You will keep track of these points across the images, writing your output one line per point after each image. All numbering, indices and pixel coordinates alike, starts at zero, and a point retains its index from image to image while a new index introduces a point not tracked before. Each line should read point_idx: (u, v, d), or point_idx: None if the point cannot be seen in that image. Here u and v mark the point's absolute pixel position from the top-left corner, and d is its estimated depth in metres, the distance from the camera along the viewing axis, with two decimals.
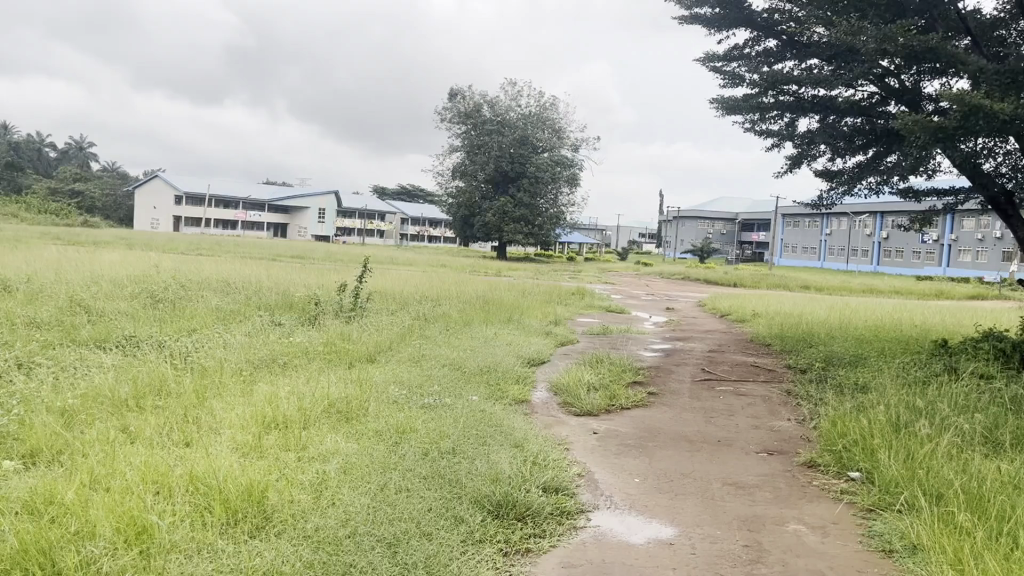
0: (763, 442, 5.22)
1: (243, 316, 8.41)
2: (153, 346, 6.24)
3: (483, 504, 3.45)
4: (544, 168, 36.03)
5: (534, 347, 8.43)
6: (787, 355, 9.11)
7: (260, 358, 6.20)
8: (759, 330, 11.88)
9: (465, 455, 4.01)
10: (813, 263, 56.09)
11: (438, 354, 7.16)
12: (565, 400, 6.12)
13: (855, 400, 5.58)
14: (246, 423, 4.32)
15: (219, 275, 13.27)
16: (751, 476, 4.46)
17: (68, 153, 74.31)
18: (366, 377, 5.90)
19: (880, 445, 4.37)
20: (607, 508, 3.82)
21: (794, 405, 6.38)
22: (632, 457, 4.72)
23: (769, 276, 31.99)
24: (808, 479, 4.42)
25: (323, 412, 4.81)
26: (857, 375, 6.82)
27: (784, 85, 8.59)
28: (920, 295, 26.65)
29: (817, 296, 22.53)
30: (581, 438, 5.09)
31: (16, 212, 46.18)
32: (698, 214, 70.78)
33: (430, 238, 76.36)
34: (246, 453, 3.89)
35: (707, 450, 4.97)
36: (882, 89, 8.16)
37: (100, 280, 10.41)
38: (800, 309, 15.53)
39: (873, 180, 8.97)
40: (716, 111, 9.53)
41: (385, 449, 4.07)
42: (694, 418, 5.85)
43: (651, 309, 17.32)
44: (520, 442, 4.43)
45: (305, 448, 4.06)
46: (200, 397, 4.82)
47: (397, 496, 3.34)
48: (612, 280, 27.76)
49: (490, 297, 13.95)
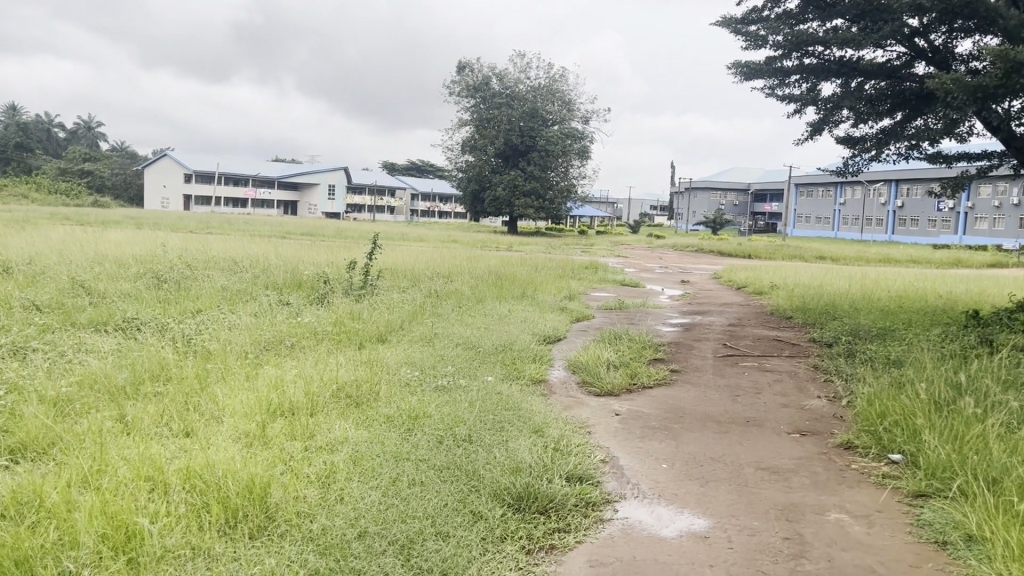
0: (794, 421, 4.96)
1: (249, 295, 8.18)
2: (155, 328, 6.03)
3: (503, 497, 3.19)
4: (554, 141, 35.59)
5: (549, 324, 8.19)
6: (811, 328, 8.82)
7: (266, 340, 5.97)
8: (779, 302, 11.57)
9: (481, 442, 3.76)
10: (827, 233, 55.44)
11: (451, 333, 6.91)
12: (584, 379, 5.88)
13: (890, 376, 5.30)
14: (251, 409, 4.10)
15: (228, 254, 13.06)
16: (785, 459, 4.19)
17: (78, 132, 73.96)
18: (377, 358, 5.67)
19: (924, 425, 4.09)
20: (634, 497, 3.56)
21: (823, 381, 6.11)
22: (658, 440, 4.46)
23: (783, 247, 31.58)
24: (845, 462, 4.16)
25: (331, 396, 4.57)
26: (888, 348, 6.54)
27: (809, 47, 8.22)
28: (939, 264, 26.14)
29: (834, 267, 22.11)
30: (602, 420, 4.84)
31: (27, 193, 46.15)
32: (710, 185, 70.08)
33: (440, 214, 75.91)
34: (249, 443, 3.66)
35: (737, 432, 4.71)
36: (911, 48, 7.81)
37: (104, 261, 10.21)
38: (819, 281, 15.15)
39: (901, 147, 8.63)
40: (735, 76, 9.18)
41: (398, 437, 3.83)
42: (719, 397, 5.59)
43: (665, 282, 17.02)
44: (539, 427, 4.19)
45: (313, 436, 3.82)
46: (202, 382, 4.60)
47: (411, 489, 3.10)
48: (625, 254, 27.42)
49: (503, 272, 13.69)
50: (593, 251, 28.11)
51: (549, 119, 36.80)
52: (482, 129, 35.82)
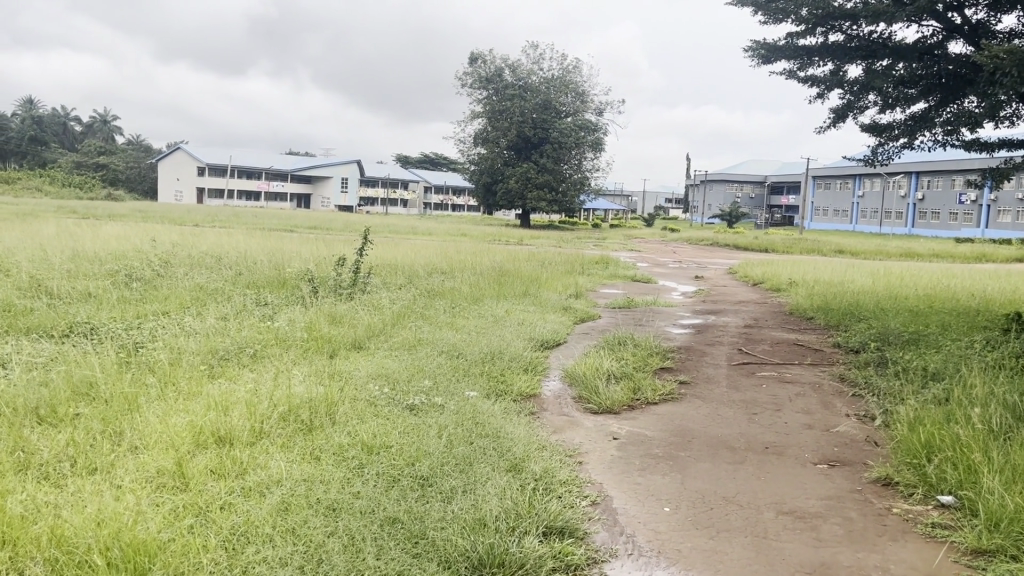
0: (820, 448, 4.26)
1: (224, 295, 7.55)
2: (102, 335, 5.41)
3: (457, 566, 2.53)
4: (568, 132, 34.82)
5: (550, 326, 7.50)
6: (835, 332, 8.10)
7: (224, 347, 5.33)
8: (798, 301, 10.81)
9: (443, 486, 3.11)
10: (845, 227, 54.33)
11: (437, 339, 6.25)
12: (581, 395, 5.21)
13: (932, 396, 4.61)
14: (180, 435, 3.49)
15: (216, 249, 12.42)
16: (811, 501, 3.51)
17: (93, 126, 73.83)
18: (347, 371, 5.02)
19: (982, 462, 3.40)
20: (627, 555, 2.89)
21: (850, 396, 5.41)
22: (661, 475, 3.79)
23: (803, 241, 30.69)
24: (886, 503, 3.48)
25: (279, 419, 3.93)
26: (924, 357, 5.83)
27: (836, 23, 7.49)
28: (963, 259, 25.29)
29: (855, 261, 21.29)
30: (598, 447, 4.17)
31: (40, 186, 45.92)
32: (725, 177, 69.09)
33: (453, 207, 75.03)
34: (158, 486, 3.03)
35: (755, 462, 4.02)
36: (945, 23, 7.10)
37: (80, 257, 9.60)
38: (839, 277, 14.39)
39: (934, 134, 7.85)
40: (751, 58, 8.46)
41: (343, 475, 3.18)
42: (733, 416, 4.90)
43: (678, 278, 16.24)
44: (518, 462, 3.53)
45: (243, 475, 3.19)
46: (132, 402, 3.97)
47: (339, 560, 2.45)
48: (639, 248, 26.68)
49: (506, 268, 12.99)
50: (607, 245, 27.31)
51: (562, 111, 35.99)
52: (494, 121, 35.09)
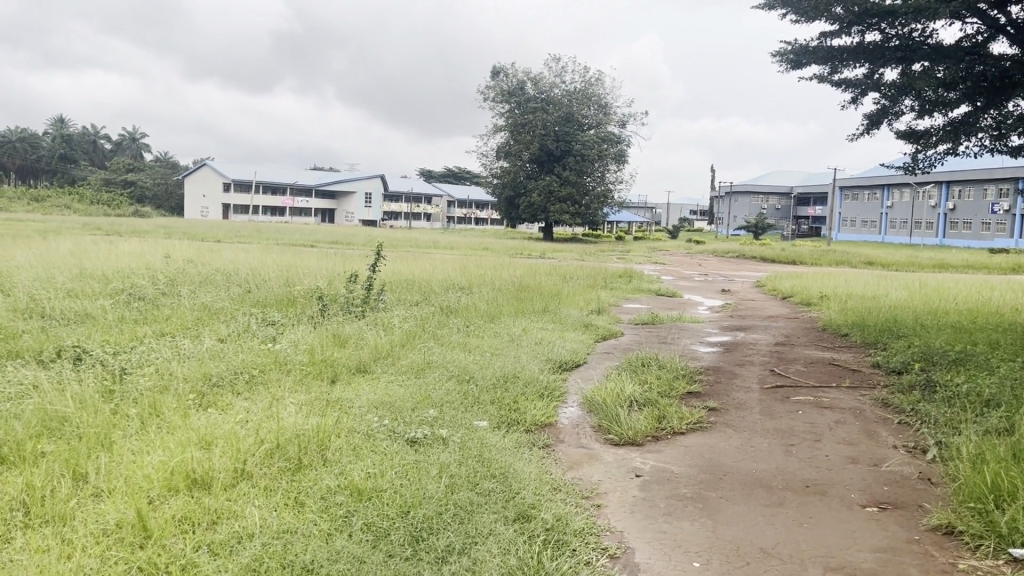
0: (868, 487, 3.81)
1: (228, 316, 7.21)
2: (90, 359, 5.09)
3: None
4: (591, 145, 34.41)
5: (568, 346, 7.09)
6: (873, 350, 7.61)
7: (217, 372, 4.98)
8: (831, 316, 10.30)
9: (436, 542, 2.71)
10: (875, 238, 53.35)
11: (447, 361, 5.86)
12: (601, 424, 4.78)
13: (990, 430, 4.15)
14: (148, 479, 3.12)
15: (229, 266, 12.11)
16: (862, 554, 3.07)
17: (122, 144, 74.57)
18: (346, 399, 4.65)
19: None
20: None
21: (896, 424, 4.94)
22: (690, 522, 3.35)
23: (832, 252, 30.00)
24: (952, 558, 3.03)
25: (264, 456, 3.54)
26: (975, 381, 5.33)
27: (873, 21, 7.07)
28: (998, 270, 24.48)
29: (887, 273, 20.63)
30: (618, 486, 3.76)
31: (69, 204, 46.21)
32: (751, 189, 68.32)
33: (477, 221, 74.80)
34: (113, 542, 2.65)
35: (796, 504, 3.59)
36: (989, 21, 6.65)
37: (86, 275, 9.30)
38: (874, 290, 13.81)
39: (978, 139, 7.37)
40: (782, 63, 8.05)
41: (327, 528, 2.80)
42: (769, 448, 4.46)
43: (705, 292, 15.74)
44: (529, 509, 3.11)
45: (211, 528, 2.81)
46: (105, 439, 3.61)
47: None
48: (664, 261, 26.16)
49: (528, 283, 12.59)
50: (631, 258, 26.83)
51: (584, 123, 35.69)
52: (517, 135, 34.75)
